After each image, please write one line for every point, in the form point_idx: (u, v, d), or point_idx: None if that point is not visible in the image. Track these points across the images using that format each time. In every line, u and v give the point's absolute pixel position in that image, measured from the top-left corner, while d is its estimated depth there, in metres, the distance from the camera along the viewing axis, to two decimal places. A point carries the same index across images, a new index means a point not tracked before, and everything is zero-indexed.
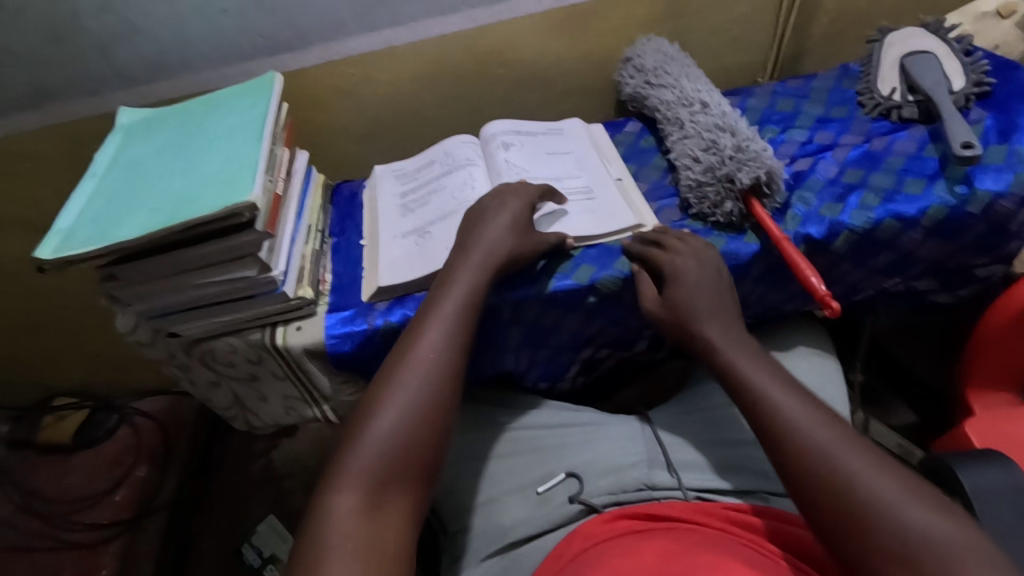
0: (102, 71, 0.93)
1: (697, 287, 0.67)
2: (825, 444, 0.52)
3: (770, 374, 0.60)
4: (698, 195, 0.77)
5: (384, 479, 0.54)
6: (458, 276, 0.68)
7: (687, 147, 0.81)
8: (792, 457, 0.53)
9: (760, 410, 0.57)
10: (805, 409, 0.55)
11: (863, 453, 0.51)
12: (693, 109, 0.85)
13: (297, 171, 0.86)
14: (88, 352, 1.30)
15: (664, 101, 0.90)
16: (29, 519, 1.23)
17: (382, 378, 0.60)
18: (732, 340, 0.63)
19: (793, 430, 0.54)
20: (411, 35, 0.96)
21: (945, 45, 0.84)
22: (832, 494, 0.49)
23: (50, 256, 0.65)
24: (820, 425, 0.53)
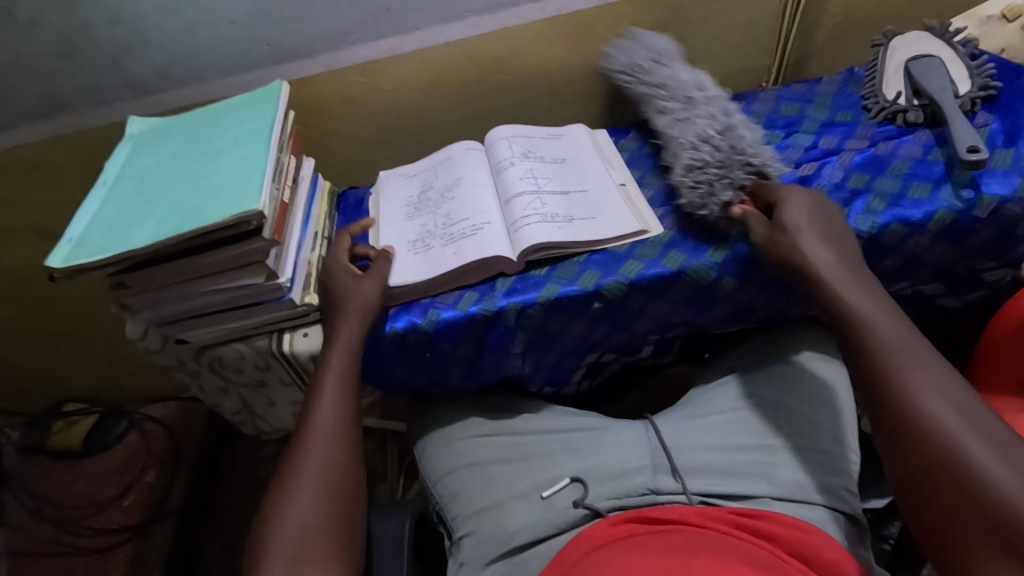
0: (113, 81, 0.94)
1: (814, 228, 0.67)
2: (934, 408, 0.53)
3: (887, 320, 0.59)
4: (697, 177, 0.77)
5: (303, 548, 0.56)
6: (333, 352, 0.70)
7: (698, 129, 0.82)
8: (899, 412, 0.54)
9: (875, 355, 0.58)
10: (896, 336, 0.58)
11: (952, 396, 0.53)
12: (712, 95, 0.87)
13: (303, 178, 0.87)
14: (97, 359, 1.31)
15: (683, 83, 0.90)
16: (39, 524, 1.24)
17: (287, 466, 0.63)
18: (848, 283, 0.63)
19: (907, 386, 0.55)
20: (416, 43, 0.97)
21: (950, 49, 0.84)
22: (910, 428, 0.53)
23: (61, 264, 0.66)
24: (945, 390, 0.53)
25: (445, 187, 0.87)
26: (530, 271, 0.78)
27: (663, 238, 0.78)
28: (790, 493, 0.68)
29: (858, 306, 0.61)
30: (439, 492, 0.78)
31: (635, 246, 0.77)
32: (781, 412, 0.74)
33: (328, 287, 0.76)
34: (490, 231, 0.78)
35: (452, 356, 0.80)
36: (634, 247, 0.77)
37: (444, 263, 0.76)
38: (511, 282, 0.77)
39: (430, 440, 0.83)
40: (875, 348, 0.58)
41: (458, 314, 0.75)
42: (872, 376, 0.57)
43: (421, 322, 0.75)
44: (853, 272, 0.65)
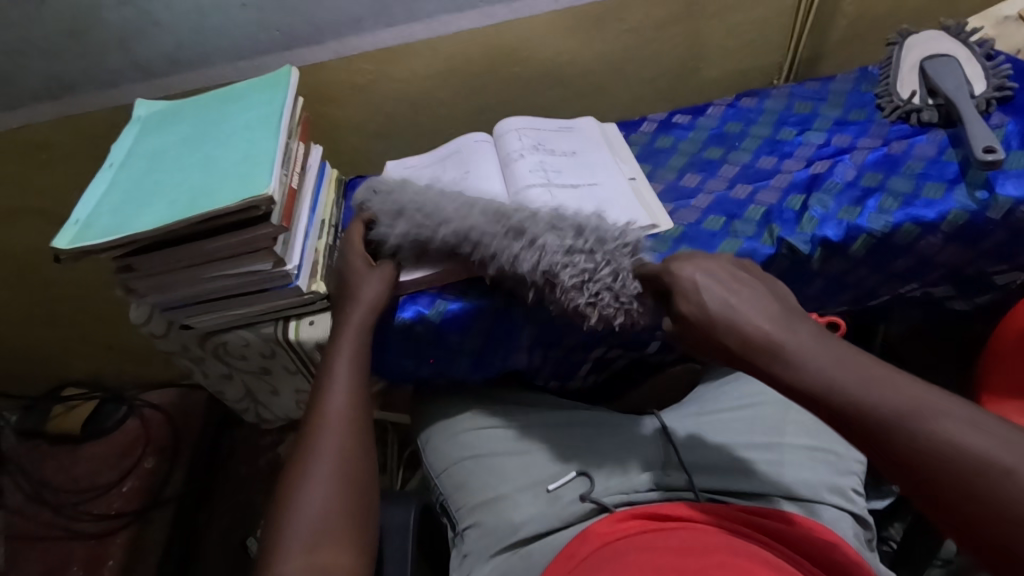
0: (121, 64, 0.93)
1: (728, 283, 0.51)
2: (991, 464, 0.38)
3: (858, 370, 0.44)
4: (592, 290, 0.66)
5: (321, 535, 0.56)
6: (343, 337, 0.70)
7: (552, 243, 0.68)
8: (954, 498, 0.39)
9: (878, 421, 0.42)
10: (872, 377, 0.43)
11: (979, 423, 0.40)
12: (488, 206, 0.71)
13: (312, 165, 0.86)
14: (97, 344, 1.30)
15: (453, 228, 0.70)
16: (37, 508, 1.24)
17: (300, 454, 0.62)
18: (796, 327, 0.48)
19: (943, 448, 0.39)
20: (428, 32, 0.96)
21: (966, 49, 0.83)
22: (971, 497, 0.38)
23: (67, 246, 0.65)
24: (978, 439, 0.39)
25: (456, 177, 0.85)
26: None
27: (673, 232, 0.77)
28: (799, 492, 0.68)
29: (822, 360, 0.45)
30: (444, 483, 0.78)
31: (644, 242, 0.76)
32: (790, 411, 0.75)
33: (340, 276, 0.75)
34: None
35: (459, 347, 0.79)
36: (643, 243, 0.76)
37: (450, 255, 0.75)
38: None
39: (435, 430, 0.83)
40: (868, 417, 0.42)
41: (466, 305, 0.75)
42: (879, 453, 0.42)
43: (429, 312, 0.75)
44: (792, 313, 0.50)
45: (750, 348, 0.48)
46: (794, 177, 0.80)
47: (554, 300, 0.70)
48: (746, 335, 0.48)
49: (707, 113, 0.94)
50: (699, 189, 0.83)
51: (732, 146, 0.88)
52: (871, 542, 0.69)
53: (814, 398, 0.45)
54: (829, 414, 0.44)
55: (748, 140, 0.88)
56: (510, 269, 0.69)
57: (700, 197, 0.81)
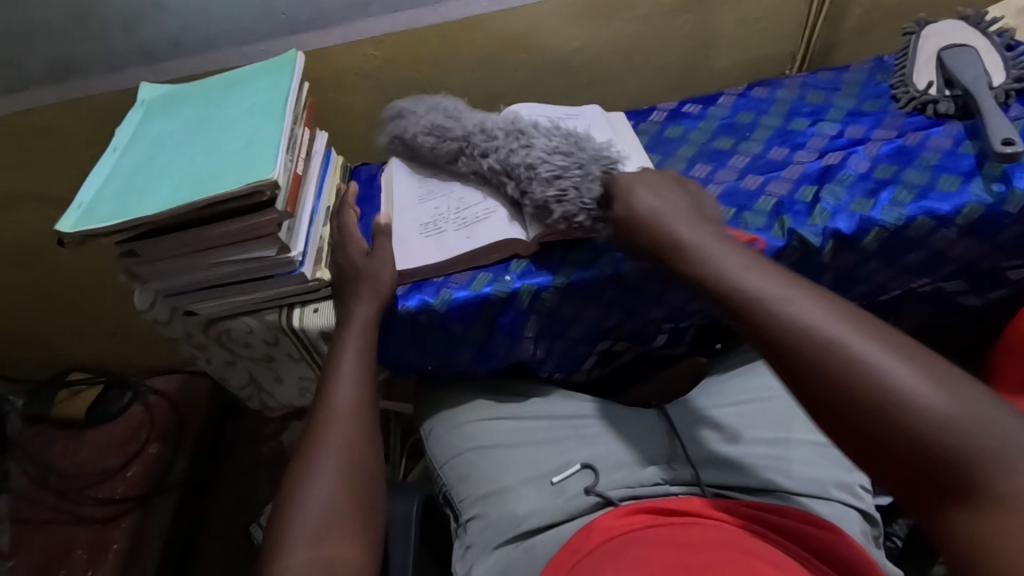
0: (125, 47, 0.92)
1: (659, 199, 0.64)
2: (827, 328, 0.46)
3: (747, 265, 0.54)
4: (560, 184, 0.70)
5: (328, 527, 0.55)
6: (348, 331, 0.70)
7: (533, 152, 0.73)
8: (795, 355, 0.46)
9: (749, 301, 0.51)
10: (753, 270, 0.53)
11: (825, 306, 0.48)
12: (493, 132, 0.79)
13: (316, 152, 0.85)
14: (103, 329, 1.31)
15: (480, 124, 0.80)
16: (42, 491, 1.24)
17: (306, 445, 0.62)
18: (703, 234, 0.59)
19: (800, 321, 0.47)
20: (436, 17, 0.95)
21: (984, 39, 0.81)
22: (810, 355, 0.46)
23: (71, 230, 0.65)
24: (831, 313, 0.47)
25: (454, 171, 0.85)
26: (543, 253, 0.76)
27: None
28: (805, 488, 0.67)
29: (715, 256, 0.56)
30: (446, 475, 0.77)
31: None
32: (797, 406, 0.75)
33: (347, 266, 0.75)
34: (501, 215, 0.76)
35: (464, 337, 0.79)
36: None
37: (455, 247, 0.75)
38: (526, 264, 0.76)
39: (437, 422, 0.82)
40: (737, 296, 0.52)
41: (471, 294, 0.74)
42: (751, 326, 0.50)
43: (434, 302, 0.74)
44: (706, 228, 0.61)
45: (664, 246, 0.60)
46: (806, 169, 0.78)
47: (527, 199, 0.73)
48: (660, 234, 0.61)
49: (718, 103, 0.92)
50: (708, 180, 0.81)
51: (743, 136, 0.87)
52: (878, 540, 0.68)
53: (706, 281, 0.55)
54: (714, 295, 0.54)
55: (760, 130, 0.87)
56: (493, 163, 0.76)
57: (709, 188, 0.80)
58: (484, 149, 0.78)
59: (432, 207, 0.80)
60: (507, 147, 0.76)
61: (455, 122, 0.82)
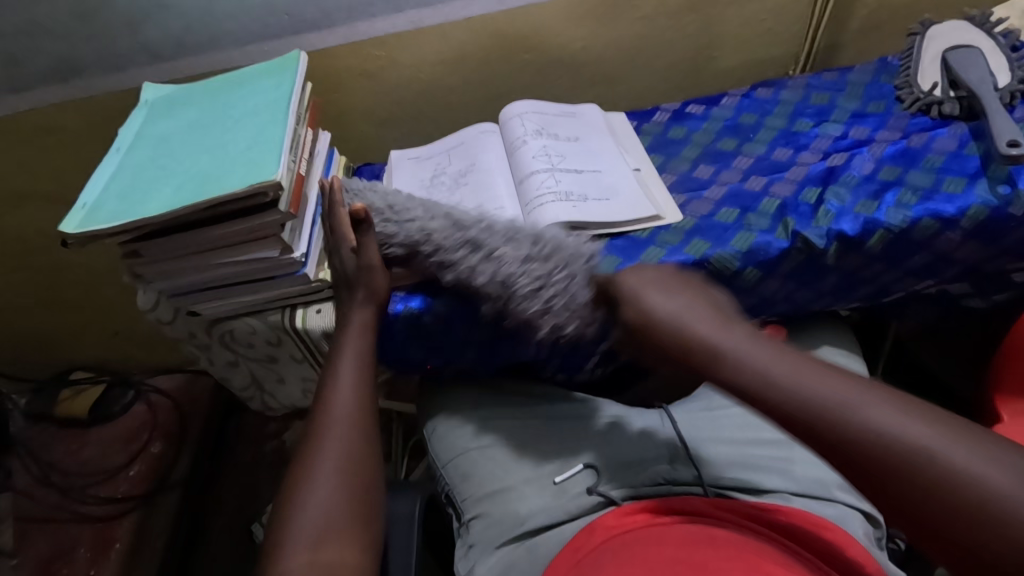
0: (129, 46, 0.92)
1: (673, 296, 0.57)
2: (912, 441, 0.41)
3: (793, 370, 0.48)
4: (545, 298, 0.65)
5: (328, 528, 0.56)
6: (352, 331, 0.70)
7: (506, 250, 0.67)
8: (880, 476, 0.42)
9: (809, 418, 0.45)
10: (809, 379, 0.47)
11: (910, 416, 0.43)
12: (458, 234, 0.69)
13: (320, 152, 0.85)
14: (105, 328, 1.31)
15: (428, 227, 0.70)
16: (44, 490, 1.24)
17: (308, 445, 0.62)
18: (738, 334, 0.52)
19: (875, 432, 0.42)
20: (439, 17, 0.94)
21: (990, 40, 0.81)
22: (916, 480, 0.40)
23: (75, 230, 0.65)
24: (904, 419, 0.43)
25: (459, 173, 0.85)
26: None
27: (684, 225, 0.76)
28: (807, 488, 0.67)
29: (758, 360, 0.49)
30: (449, 474, 0.77)
31: (656, 232, 0.75)
32: None
33: None
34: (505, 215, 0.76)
35: (466, 338, 0.79)
36: (656, 233, 0.75)
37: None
38: None
39: (440, 421, 0.82)
40: (793, 410, 0.46)
41: (474, 295, 0.74)
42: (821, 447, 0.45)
43: (436, 302, 0.75)
44: (735, 322, 0.55)
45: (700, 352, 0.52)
46: (810, 170, 0.78)
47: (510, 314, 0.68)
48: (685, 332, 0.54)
49: (721, 104, 0.92)
50: (711, 181, 0.81)
51: (747, 137, 0.86)
52: (881, 542, 0.67)
53: (753, 394, 0.48)
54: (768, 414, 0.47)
55: (763, 132, 0.86)
56: (445, 264, 0.69)
57: (713, 189, 0.80)
58: (435, 254, 0.69)
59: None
60: (471, 254, 0.68)
61: (388, 222, 0.72)
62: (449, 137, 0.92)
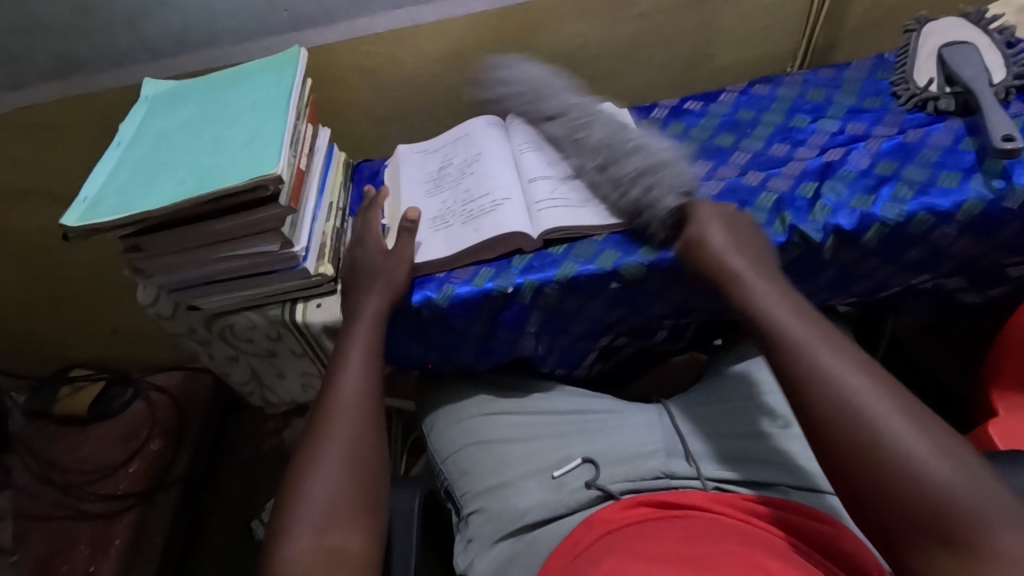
0: (128, 43, 0.92)
1: (726, 237, 0.68)
2: (855, 400, 0.52)
3: (799, 321, 0.60)
4: (642, 187, 0.73)
5: (331, 517, 0.56)
6: (354, 326, 0.70)
7: (649, 137, 0.79)
8: (819, 397, 0.53)
9: (793, 354, 0.57)
10: (803, 324, 0.59)
11: (870, 376, 0.53)
12: (591, 123, 0.82)
13: (319, 148, 0.85)
14: (105, 325, 1.31)
15: (570, 112, 0.84)
16: (43, 488, 1.24)
17: (313, 436, 0.62)
18: (764, 281, 0.64)
19: (835, 382, 0.53)
20: (438, 14, 0.95)
21: (985, 36, 0.82)
22: (841, 412, 0.52)
23: (76, 223, 0.65)
24: (868, 384, 0.53)
25: (464, 164, 0.85)
26: (547, 249, 0.77)
27: None
28: (805, 482, 0.68)
29: (767, 298, 0.62)
30: (448, 469, 0.78)
31: None
32: None
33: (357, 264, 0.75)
34: (509, 207, 0.76)
35: (466, 332, 0.79)
36: None
37: (461, 241, 0.75)
38: (528, 260, 0.76)
39: (439, 417, 0.83)
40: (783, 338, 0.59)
41: (474, 290, 0.74)
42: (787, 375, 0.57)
43: (436, 296, 0.74)
44: (767, 274, 0.66)
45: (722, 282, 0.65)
46: (807, 165, 0.79)
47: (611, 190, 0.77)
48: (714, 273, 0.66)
49: (719, 100, 0.93)
50: (709, 176, 0.82)
51: (744, 133, 0.87)
52: None
53: (758, 321, 0.61)
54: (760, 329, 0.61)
55: (761, 127, 0.87)
56: (592, 125, 0.81)
57: (711, 184, 0.80)
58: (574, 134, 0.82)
59: (442, 204, 0.80)
60: (601, 137, 0.79)
61: (558, 96, 0.86)
62: (454, 129, 0.91)
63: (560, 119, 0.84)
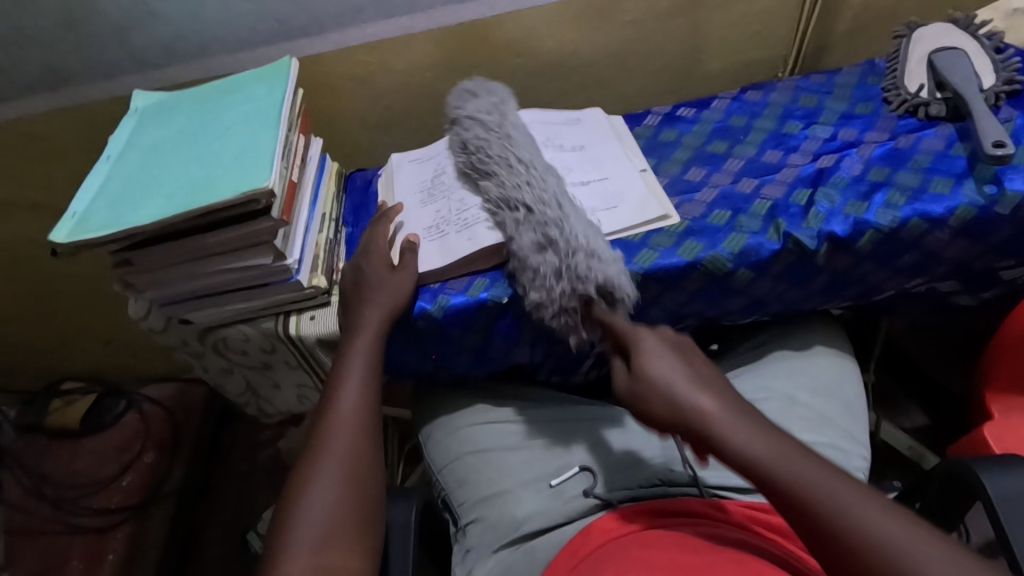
0: (118, 55, 0.92)
1: (672, 364, 0.57)
2: (888, 546, 0.45)
3: (782, 457, 0.50)
4: (548, 305, 0.69)
5: (330, 531, 0.55)
6: (353, 340, 0.69)
7: (546, 219, 0.70)
8: (864, 574, 0.45)
9: (818, 523, 0.47)
10: (779, 456, 0.50)
11: (877, 510, 0.46)
12: (516, 209, 0.72)
13: (311, 158, 0.84)
14: (96, 337, 1.29)
15: (489, 188, 0.75)
16: (37, 504, 1.22)
17: (311, 449, 0.61)
18: (733, 415, 0.53)
19: (868, 539, 0.45)
20: (429, 22, 0.94)
21: (974, 41, 0.82)
22: None
23: (65, 239, 0.64)
24: (886, 514, 0.46)
25: (458, 171, 0.84)
26: None
27: (679, 227, 0.76)
28: None
29: (743, 440, 0.52)
30: (445, 478, 0.77)
31: (650, 234, 0.76)
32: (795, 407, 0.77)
33: (359, 274, 0.75)
34: None
35: (461, 342, 0.78)
36: (649, 236, 0.76)
37: (459, 249, 0.74)
38: None
39: (435, 426, 0.82)
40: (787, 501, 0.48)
41: (469, 300, 0.74)
42: (818, 544, 0.47)
43: (431, 308, 0.74)
44: (727, 398, 0.56)
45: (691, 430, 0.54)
46: (800, 172, 0.79)
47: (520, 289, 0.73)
48: (688, 417, 0.54)
49: (712, 106, 0.93)
50: (703, 183, 0.82)
51: (737, 140, 0.87)
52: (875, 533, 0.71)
53: (756, 478, 0.50)
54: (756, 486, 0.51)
55: (754, 134, 0.87)
56: (510, 208, 0.73)
57: (705, 191, 0.80)
58: (497, 218, 0.74)
59: (436, 213, 0.80)
60: (509, 227, 0.72)
61: (481, 167, 0.78)
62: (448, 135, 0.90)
63: (487, 188, 0.76)
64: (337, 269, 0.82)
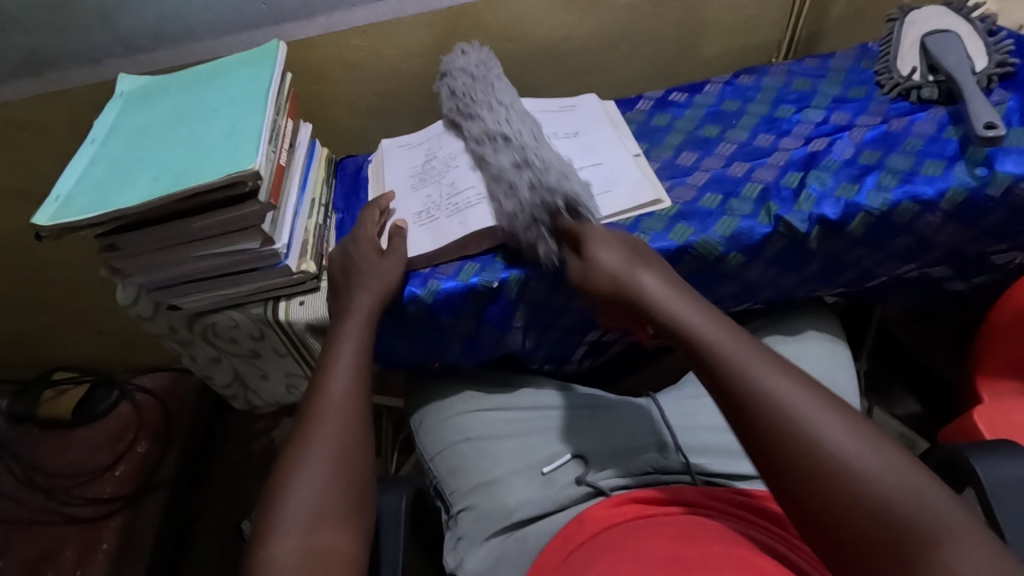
0: (104, 39, 0.91)
1: (621, 254, 0.63)
2: (783, 404, 0.49)
3: (717, 327, 0.55)
4: (515, 222, 0.70)
5: (319, 516, 0.55)
6: (343, 327, 0.69)
7: (520, 148, 0.73)
8: (755, 423, 0.49)
9: (729, 381, 0.52)
10: (711, 328, 0.55)
11: (790, 380, 0.50)
12: (493, 141, 0.75)
13: (300, 143, 0.84)
14: (86, 327, 1.29)
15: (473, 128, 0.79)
16: (28, 491, 1.24)
17: (299, 435, 0.61)
18: (675, 294, 0.59)
19: (776, 402, 0.49)
20: (419, 6, 0.93)
21: (967, 24, 0.82)
22: (777, 433, 0.48)
23: (49, 222, 0.64)
24: (798, 389, 0.50)
25: (449, 156, 0.83)
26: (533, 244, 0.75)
27: (671, 211, 0.76)
28: None
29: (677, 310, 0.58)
30: (437, 466, 0.77)
31: (641, 219, 0.75)
32: None
33: (348, 260, 0.74)
34: None
35: (452, 328, 0.78)
36: (640, 220, 0.75)
37: (449, 234, 0.74)
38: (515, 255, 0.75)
39: (427, 414, 0.82)
40: (713, 361, 0.53)
41: (459, 285, 0.73)
42: (725, 400, 0.52)
43: (421, 293, 0.74)
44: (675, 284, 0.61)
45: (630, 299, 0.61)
46: (792, 155, 0.78)
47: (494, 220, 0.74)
48: (625, 291, 0.61)
49: (705, 91, 0.92)
50: (695, 167, 0.81)
51: (729, 124, 0.87)
52: None
53: (684, 341, 0.56)
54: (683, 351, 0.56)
55: (746, 118, 0.87)
56: (489, 141, 0.76)
57: (696, 175, 0.80)
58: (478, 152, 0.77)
59: (427, 198, 0.79)
60: (487, 157, 0.75)
61: (467, 108, 0.81)
62: (439, 120, 0.90)
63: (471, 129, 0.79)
64: (325, 256, 0.81)
